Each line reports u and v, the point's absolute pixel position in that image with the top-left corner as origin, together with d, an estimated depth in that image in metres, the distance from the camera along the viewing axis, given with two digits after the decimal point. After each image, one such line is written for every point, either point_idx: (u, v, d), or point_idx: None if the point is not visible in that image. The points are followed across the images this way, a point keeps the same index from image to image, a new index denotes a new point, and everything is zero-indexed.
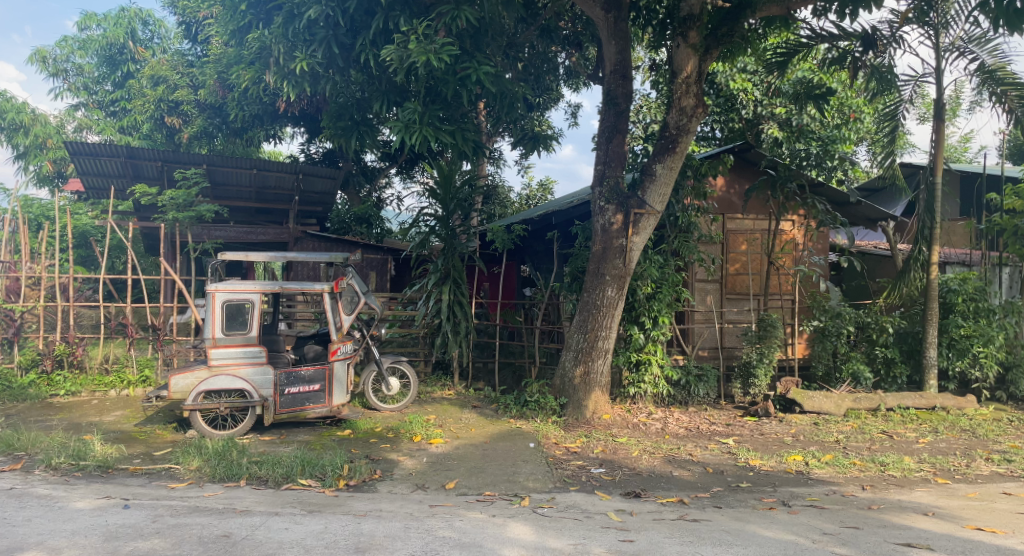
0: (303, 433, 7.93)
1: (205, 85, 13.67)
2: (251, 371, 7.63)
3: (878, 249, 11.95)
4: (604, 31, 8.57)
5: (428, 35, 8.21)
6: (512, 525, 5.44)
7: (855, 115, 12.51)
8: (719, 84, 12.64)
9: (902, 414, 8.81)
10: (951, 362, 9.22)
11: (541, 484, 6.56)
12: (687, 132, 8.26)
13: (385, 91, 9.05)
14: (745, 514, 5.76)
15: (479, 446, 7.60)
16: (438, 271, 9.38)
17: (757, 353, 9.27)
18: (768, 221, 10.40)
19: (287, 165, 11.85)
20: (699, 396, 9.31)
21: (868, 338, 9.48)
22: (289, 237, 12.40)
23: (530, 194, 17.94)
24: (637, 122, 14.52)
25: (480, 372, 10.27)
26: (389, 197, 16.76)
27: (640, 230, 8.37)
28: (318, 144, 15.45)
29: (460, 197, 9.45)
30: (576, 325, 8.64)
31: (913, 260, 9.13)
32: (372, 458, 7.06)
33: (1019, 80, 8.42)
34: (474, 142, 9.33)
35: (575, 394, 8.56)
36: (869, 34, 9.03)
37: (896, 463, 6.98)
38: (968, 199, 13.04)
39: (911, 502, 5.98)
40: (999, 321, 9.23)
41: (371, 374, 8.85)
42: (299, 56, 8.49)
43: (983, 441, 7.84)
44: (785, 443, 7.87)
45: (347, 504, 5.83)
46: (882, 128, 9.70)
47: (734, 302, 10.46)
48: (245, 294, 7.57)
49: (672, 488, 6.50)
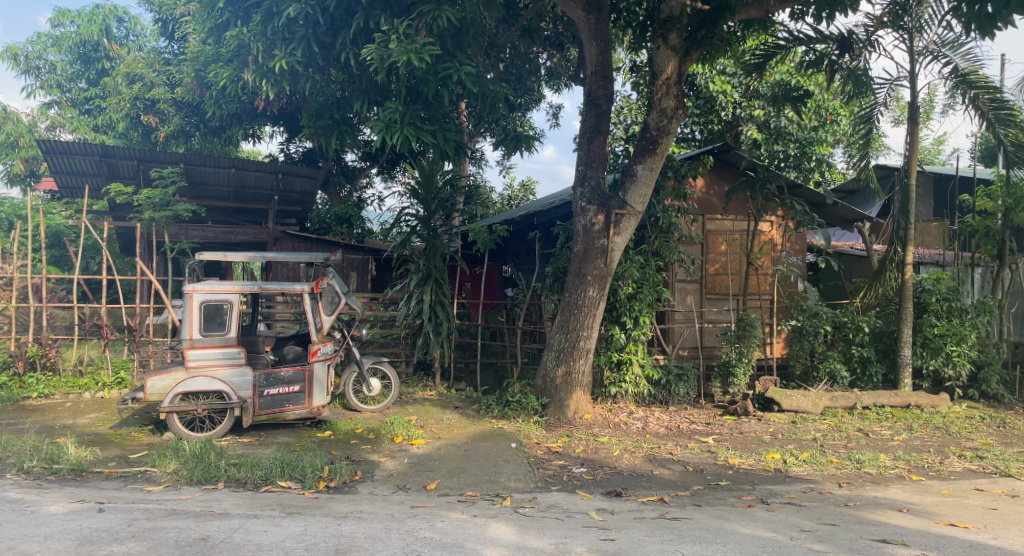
0: (283, 434, 7.86)
1: (182, 84, 13.49)
2: (229, 372, 7.54)
3: (855, 250, 12.14)
4: (585, 32, 8.61)
5: (409, 35, 8.17)
6: (494, 525, 5.44)
7: (832, 118, 12.80)
8: (698, 86, 12.72)
9: (878, 412, 8.93)
10: (926, 361, 9.37)
11: (522, 483, 6.57)
12: (668, 133, 8.32)
13: (366, 90, 9.02)
14: (724, 512, 5.81)
15: (461, 446, 7.60)
16: (419, 271, 9.36)
17: (736, 352, 9.37)
18: (748, 222, 10.52)
19: (266, 164, 11.74)
20: (679, 396, 9.36)
21: (845, 337, 9.64)
22: (268, 237, 12.29)
23: (512, 195, 17.97)
24: (618, 123, 14.62)
25: (461, 373, 10.26)
26: (370, 197, 16.68)
27: (621, 230, 8.42)
28: (298, 144, 15.34)
29: (442, 197, 9.45)
30: (558, 325, 8.65)
31: (889, 261, 9.28)
32: (353, 460, 7.02)
33: (990, 84, 8.59)
34: (455, 142, 9.30)
35: (557, 394, 8.58)
36: (845, 37, 9.14)
37: (872, 460, 7.09)
38: (941, 200, 13.29)
39: (886, 499, 6.08)
40: (971, 320, 9.40)
41: (352, 374, 8.80)
42: (278, 54, 8.40)
43: (956, 438, 7.98)
44: (763, 441, 7.96)
45: (327, 506, 5.79)
46: (857, 131, 9.85)
47: (714, 302, 10.55)
48: (223, 294, 7.50)
49: (652, 487, 6.53)
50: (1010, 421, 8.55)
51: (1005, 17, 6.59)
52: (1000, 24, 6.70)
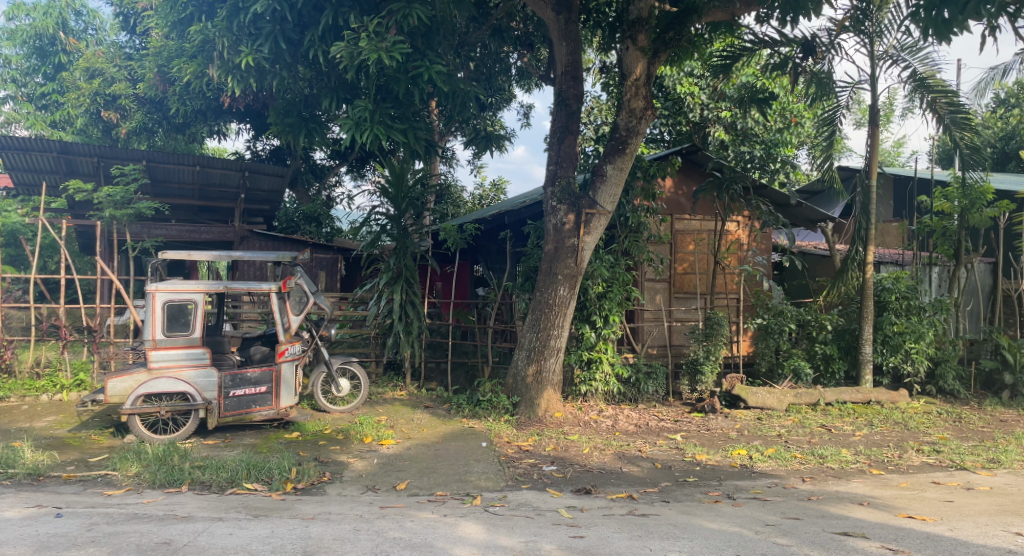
0: (250, 436, 7.72)
1: (144, 79, 13.11)
2: (193, 373, 7.36)
3: (818, 250, 12.45)
4: (555, 32, 8.63)
5: (379, 33, 8.11)
6: (463, 524, 5.42)
7: (796, 120, 13.02)
8: (667, 88, 12.86)
9: (840, 408, 9.17)
10: (885, 358, 9.65)
11: (493, 482, 6.57)
12: (637, 133, 8.39)
13: (335, 87, 8.89)
14: (692, 507, 5.90)
15: (431, 446, 7.56)
16: (389, 271, 9.28)
17: (704, 350, 9.53)
18: (715, 222, 10.70)
19: (232, 162, 11.47)
20: (648, 394, 9.48)
21: (808, 334, 9.94)
22: (234, 236, 12.06)
23: (483, 194, 17.94)
24: (588, 123, 14.72)
25: (432, 373, 10.21)
26: (339, 195, 16.47)
27: (591, 229, 8.47)
28: (265, 141, 15.08)
29: (412, 196, 9.40)
30: (528, 324, 8.67)
31: (851, 261, 9.53)
32: (322, 461, 6.93)
33: (947, 88, 8.86)
34: (426, 141, 9.21)
35: (528, 392, 8.60)
36: (809, 41, 9.32)
37: (834, 455, 7.27)
38: (901, 201, 13.67)
39: (848, 493, 6.23)
40: (929, 318, 9.70)
41: (320, 375, 8.68)
42: (244, 51, 8.22)
43: (915, 433, 8.23)
44: (730, 437, 8.10)
45: (295, 507, 5.70)
46: (821, 133, 10.08)
47: (682, 301, 10.71)
48: (187, 294, 7.32)
49: (622, 484, 6.60)
50: (966, 416, 8.85)
51: (961, 22, 6.59)
52: (956, 29, 6.69)
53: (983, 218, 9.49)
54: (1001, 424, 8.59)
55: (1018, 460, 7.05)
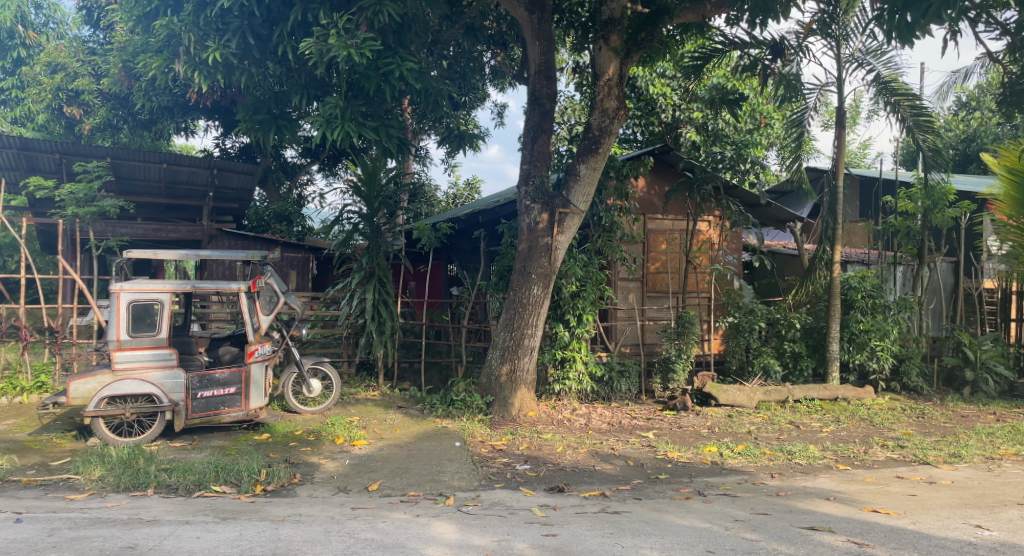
0: (218, 438, 7.60)
1: (108, 74, 12.82)
2: (160, 375, 7.21)
3: (788, 249, 12.65)
4: (527, 32, 8.63)
5: (349, 30, 8.07)
6: (435, 524, 5.40)
7: (766, 121, 13.37)
8: (639, 88, 12.97)
9: (808, 405, 9.32)
10: (852, 355, 9.83)
11: (466, 482, 6.56)
12: (610, 133, 8.41)
13: (305, 84, 8.80)
14: (663, 504, 5.95)
15: (404, 446, 7.52)
16: (362, 270, 9.22)
17: (676, 348, 9.62)
18: (687, 221, 10.81)
19: (200, 160, 11.36)
20: (621, 392, 9.55)
21: (778, 332, 10.10)
22: (202, 235, 11.85)
23: (457, 194, 17.93)
24: (562, 122, 14.79)
25: (405, 373, 10.14)
26: (310, 194, 16.30)
27: (565, 229, 8.50)
28: (234, 139, 14.87)
29: (385, 195, 9.38)
30: (502, 323, 8.66)
31: (818, 260, 9.71)
32: (292, 462, 6.86)
33: (911, 91, 9.06)
34: (398, 139, 9.12)
35: (501, 392, 8.60)
36: (777, 43, 9.47)
37: (802, 451, 7.39)
38: (867, 202, 13.96)
39: (815, 488, 6.34)
40: (893, 316, 9.90)
41: (291, 376, 8.57)
42: (211, 46, 8.09)
43: (879, 429, 8.40)
44: (701, 435, 8.19)
45: (264, 509, 5.62)
46: (790, 135, 10.22)
47: (654, 300, 10.79)
48: (153, 294, 7.18)
49: (594, 482, 6.63)
50: (929, 412, 9.05)
51: (923, 26, 6.66)
52: (918, 33, 6.77)
53: (945, 219, 9.73)
54: (962, 419, 8.81)
55: (978, 454, 7.23)
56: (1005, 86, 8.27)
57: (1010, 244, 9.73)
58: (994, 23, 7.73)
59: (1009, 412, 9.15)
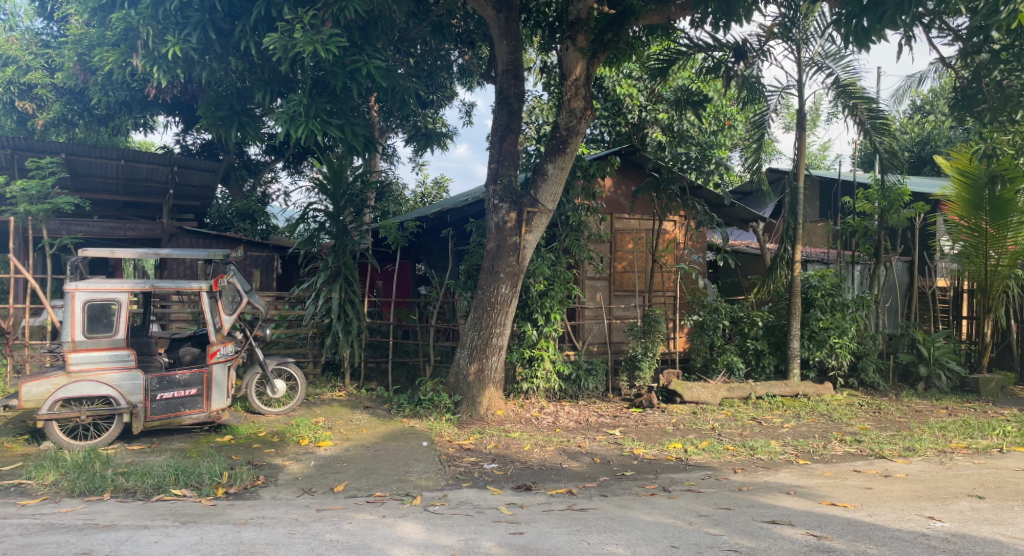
0: (178, 440, 7.45)
1: (63, 68, 12.45)
2: (117, 376, 7.03)
3: (751, 249, 12.88)
4: (495, 31, 8.63)
5: (315, 26, 7.96)
6: (402, 524, 5.38)
7: (729, 123, 13.57)
8: (606, 89, 13.08)
9: (770, 401, 9.50)
10: (812, 352, 10.06)
11: (434, 481, 6.53)
12: (577, 133, 8.45)
13: (269, 81, 8.69)
14: (629, 501, 6.01)
15: (370, 447, 7.47)
16: (327, 269, 9.13)
17: (642, 347, 9.73)
18: (653, 221, 10.93)
19: (160, 156, 11.25)
20: (588, 390, 9.63)
21: (741, 330, 10.27)
22: (162, 233, 11.60)
23: (425, 192, 17.87)
24: (530, 122, 14.84)
25: (372, 373, 10.07)
26: (275, 192, 16.10)
27: (533, 228, 8.51)
28: (195, 136, 14.60)
29: (351, 193, 9.32)
30: (470, 322, 8.65)
31: (780, 259, 9.91)
32: (255, 465, 6.75)
33: (867, 95, 9.29)
34: (365, 137, 9.01)
35: (469, 391, 8.59)
36: (740, 46, 9.62)
37: (764, 447, 7.54)
38: (826, 202, 14.30)
39: (776, 482, 6.47)
40: (852, 314, 10.13)
41: (254, 377, 8.42)
42: (171, 40, 7.90)
43: (838, 424, 8.59)
44: (666, 431, 8.29)
45: (225, 512, 5.53)
46: (752, 136, 10.41)
47: (621, 299, 10.88)
48: (109, 294, 7.02)
49: (561, 480, 6.67)
50: (885, 407, 9.30)
51: (878, 31, 6.81)
52: (875, 38, 6.92)
53: (900, 219, 9.98)
54: (916, 414, 9.07)
55: (931, 447, 7.45)
56: (957, 90, 8.53)
57: (961, 244, 10.06)
58: (947, 29, 7.99)
59: (960, 406, 9.46)
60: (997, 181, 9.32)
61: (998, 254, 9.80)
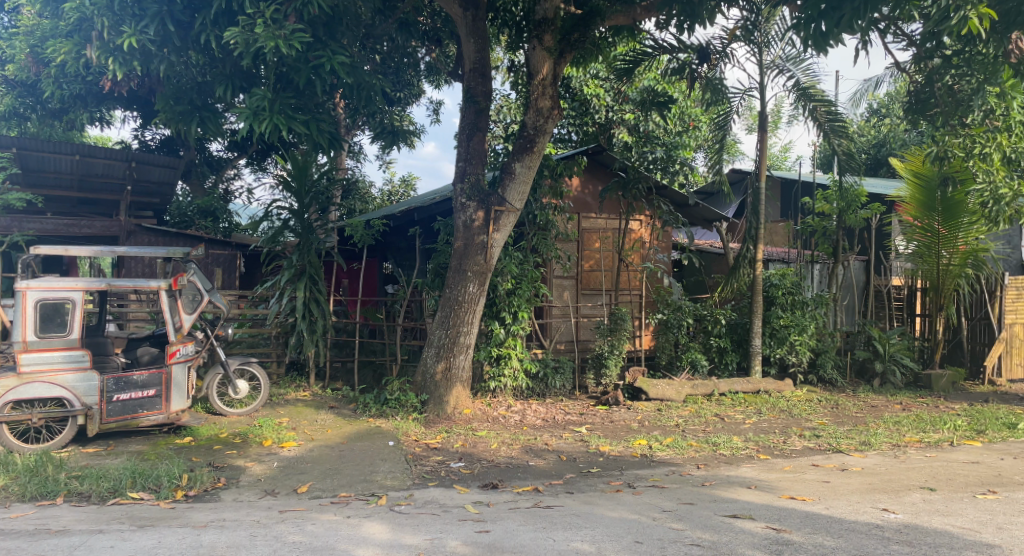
0: (136, 442, 7.29)
1: (13, 60, 12.06)
2: (71, 377, 6.83)
3: (714, 248, 13.14)
4: (462, 29, 8.60)
5: (277, 20, 7.83)
6: (367, 525, 5.35)
7: (694, 124, 13.80)
8: (573, 89, 13.16)
9: (732, 397, 9.67)
10: (773, 349, 10.26)
11: (399, 481, 6.50)
12: (544, 132, 8.47)
13: (230, 75, 8.56)
14: (594, 497, 6.06)
15: (335, 447, 7.40)
16: (291, 268, 9.02)
17: (609, 344, 9.81)
18: (620, 221, 11.04)
19: (117, 152, 11.02)
20: (555, 388, 9.67)
21: (704, 328, 10.39)
22: (119, 231, 11.34)
23: (392, 190, 17.78)
24: (498, 121, 14.87)
25: (338, 372, 9.97)
26: (237, 189, 15.85)
27: (500, 226, 8.51)
28: (154, 131, 14.28)
29: (317, 190, 9.20)
30: (438, 321, 8.63)
31: (742, 258, 10.08)
32: (216, 467, 6.64)
33: (826, 97, 9.50)
34: (330, 134, 8.91)
35: (436, 390, 8.57)
36: (704, 48, 9.75)
37: (726, 443, 7.67)
38: (787, 203, 14.60)
39: (738, 477, 6.58)
40: (811, 312, 10.38)
41: (215, 377, 8.28)
42: (126, 31, 7.71)
43: (798, 419, 8.78)
44: (632, 428, 8.38)
45: (185, 516, 5.43)
46: (715, 136, 10.56)
47: (589, 297, 10.96)
48: (63, 292, 6.82)
49: (527, 478, 6.69)
50: (842, 403, 9.53)
51: (836, 35, 6.94)
52: (832, 41, 7.06)
53: (857, 220, 10.24)
54: (871, 409, 9.31)
55: (885, 441, 7.66)
56: (911, 94, 8.80)
57: (915, 244, 10.37)
58: (902, 34, 8.22)
59: (914, 401, 9.75)
60: (948, 183, 9.60)
61: (950, 254, 10.08)
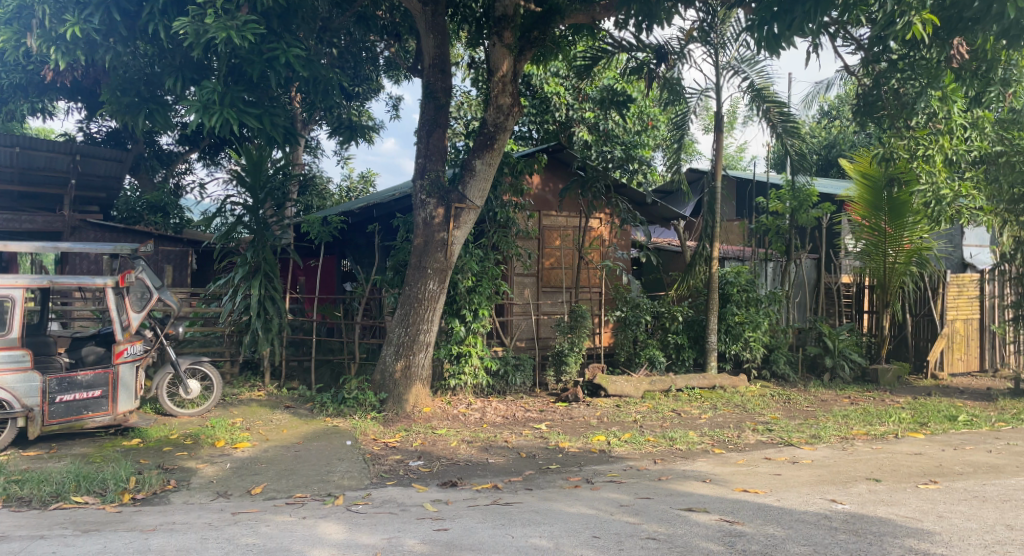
0: (80, 445, 7.05)
1: None
2: (11, 378, 6.54)
3: (672, 246, 13.37)
4: (421, 24, 8.54)
5: (229, 11, 7.65)
6: (323, 525, 5.28)
7: (652, 122, 14.23)
8: (534, 86, 13.19)
9: (689, 393, 9.82)
10: (728, 345, 10.46)
11: (357, 481, 6.42)
12: (505, 129, 8.47)
13: (180, 66, 8.32)
14: (553, 493, 6.09)
15: (291, 447, 7.28)
16: (245, 265, 8.81)
17: (569, 342, 9.86)
18: (580, 219, 11.11)
19: (60, 144, 10.70)
20: (516, 386, 9.68)
21: (662, 325, 10.53)
22: (63, 226, 10.98)
23: (351, 186, 17.58)
24: (458, 117, 14.83)
25: (295, 371, 9.82)
26: (189, 184, 15.46)
27: (460, 224, 8.48)
28: (100, 123, 13.83)
29: (272, 185, 9.02)
30: (397, 318, 8.55)
31: (699, 255, 10.28)
32: (166, 468, 6.47)
33: (779, 99, 9.71)
34: (285, 128, 8.74)
35: (396, 388, 8.49)
36: (661, 48, 9.86)
37: (682, 438, 7.78)
38: (742, 202, 14.93)
39: (693, 471, 6.69)
40: (764, 308, 10.61)
41: (165, 377, 8.07)
42: (69, 20, 7.50)
43: (752, 414, 8.96)
44: (591, 424, 8.44)
45: (132, 519, 5.27)
46: (673, 136, 10.68)
47: (549, 295, 11.01)
48: (3, 289, 6.56)
49: (487, 475, 6.68)
50: (794, 397, 9.76)
51: (787, 38, 7.09)
52: (784, 44, 7.20)
53: (809, 218, 10.49)
54: (822, 403, 9.55)
55: (834, 434, 7.87)
56: (860, 97, 9.03)
57: (863, 242, 10.68)
58: (851, 38, 8.44)
59: (862, 395, 10.03)
60: (894, 183, 9.94)
61: (895, 252, 10.41)
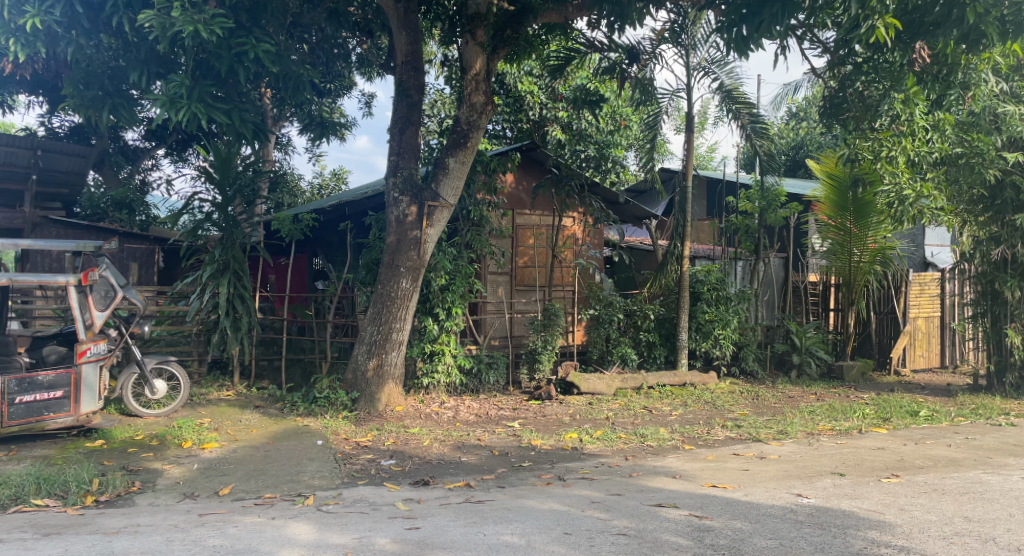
0: (42, 447, 6.88)
1: None
2: None
3: (644, 245, 13.48)
4: (393, 21, 8.48)
5: (196, 5, 7.53)
6: (292, 525, 5.23)
7: (625, 122, 14.20)
8: (508, 85, 13.05)
9: (660, 390, 9.92)
10: (698, 343, 10.58)
11: (327, 481, 6.37)
12: (478, 128, 8.46)
13: (145, 60, 8.17)
14: (525, 491, 6.10)
15: (261, 447, 7.19)
16: (214, 263, 8.68)
17: (542, 340, 9.88)
18: (553, 217, 11.14)
19: (21, 139, 10.58)
20: (489, 384, 9.68)
21: (634, 324, 10.63)
22: (24, 223, 10.73)
23: (322, 184, 17.42)
24: (431, 116, 14.79)
25: (265, 371, 9.70)
26: (155, 180, 15.19)
27: (433, 222, 8.45)
28: (63, 117, 13.51)
29: (241, 182, 8.90)
30: (370, 317, 8.49)
31: (670, 255, 10.55)
32: (131, 470, 6.35)
33: (748, 100, 9.83)
34: (254, 124, 8.63)
35: (368, 387, 8.44)
36: (633, 48, 9.94)
37: (653, 434, 7.86)
38: (713, 201, 15.14)
39: (663, 467, 6.76)
40: (734, 306, 10.76)
41: (130, 377, 7.91)
42: (28, 11, 7.36)
43: (721, 411, 9.08)
44: (563, 422, 8.47)
45: (95, 522, 5.17)
46: (645, 135, 10.73)
47: (522, 294, 11.04)
48: None
49: (459, 473, 6.68)
50: (762, 394, 9.92)
51: (756, 40, 7.18)
52: (753, 45, 7.30)
53: (777, 218, 10.67)
54: (789, 400, 9.72)
55: (800, 430, 8.02)
56: (826, 99, 9.20)
57: (830, 241, 10.87)
58: (818, 41, 8.59)
59: (827, 392, 10.23)
60: (859, 184, 10.15)
61: (861, 251, 10.61)
